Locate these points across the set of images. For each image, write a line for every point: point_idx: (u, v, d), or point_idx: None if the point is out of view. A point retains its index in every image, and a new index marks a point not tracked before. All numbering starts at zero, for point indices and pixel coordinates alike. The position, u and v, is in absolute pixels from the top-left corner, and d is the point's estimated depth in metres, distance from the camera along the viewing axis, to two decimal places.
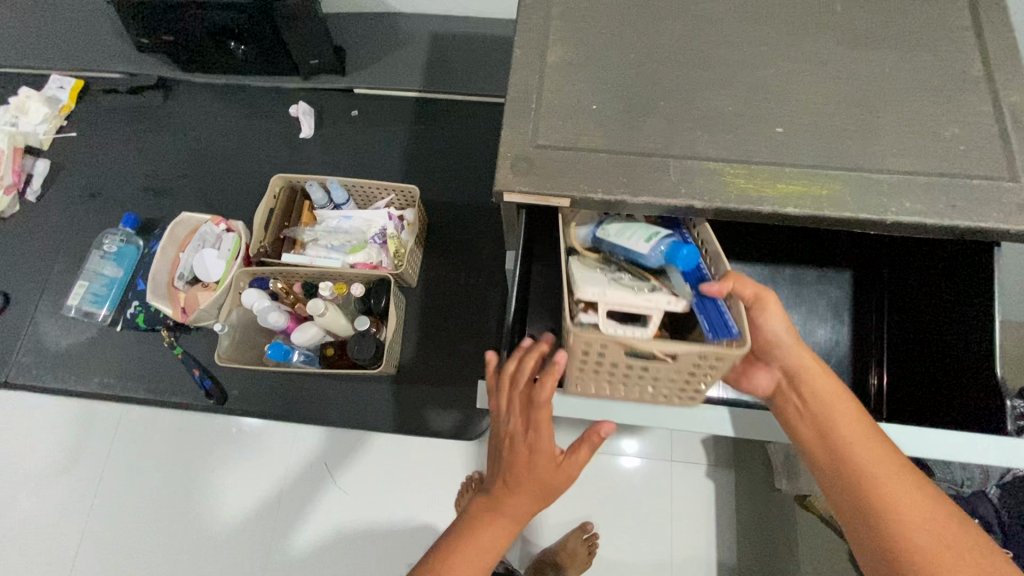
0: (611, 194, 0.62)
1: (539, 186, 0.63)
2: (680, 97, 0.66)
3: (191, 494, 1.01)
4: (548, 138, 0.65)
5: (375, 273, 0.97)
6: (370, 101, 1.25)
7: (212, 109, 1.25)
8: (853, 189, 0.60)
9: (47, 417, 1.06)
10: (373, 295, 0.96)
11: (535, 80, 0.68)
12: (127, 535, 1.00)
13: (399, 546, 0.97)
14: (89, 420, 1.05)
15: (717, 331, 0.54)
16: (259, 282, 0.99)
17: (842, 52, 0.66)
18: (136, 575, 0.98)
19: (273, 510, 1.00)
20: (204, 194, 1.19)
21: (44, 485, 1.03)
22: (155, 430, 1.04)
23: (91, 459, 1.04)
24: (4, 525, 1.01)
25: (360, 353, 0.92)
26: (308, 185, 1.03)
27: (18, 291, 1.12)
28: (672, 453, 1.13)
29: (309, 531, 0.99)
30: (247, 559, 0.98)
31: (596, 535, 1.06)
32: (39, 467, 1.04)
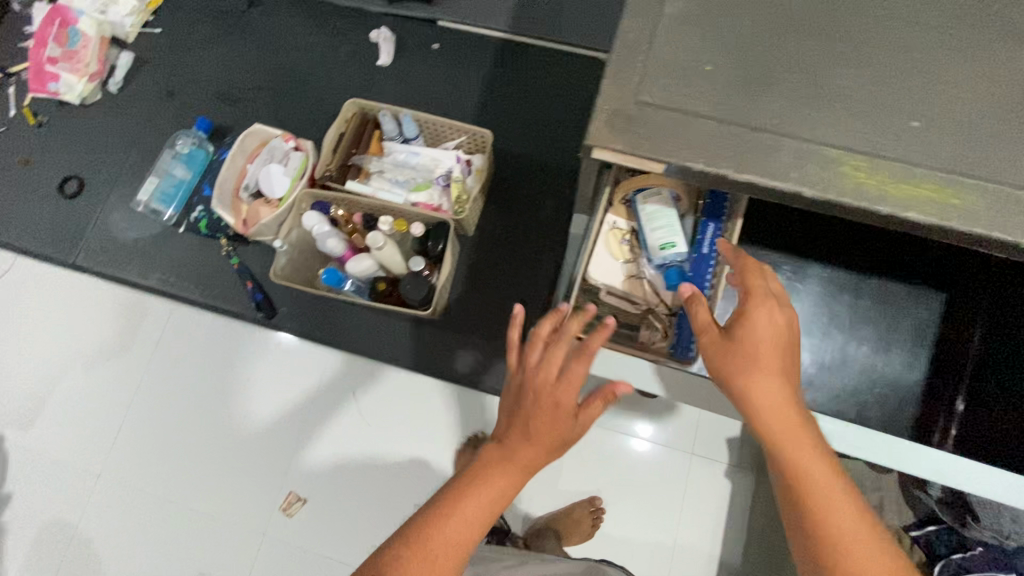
0: (713, 166, 0.58)
1: (635, 146, 0.59)
2: (810, 71, 0.59)
3: (217, 397, 1.05)
4: (652, 95, 0.60)
5: (436, 215, 0.95)
6: (452, 35, 1.19)
7: (294, 22, 1.22)
8: (987, 201, 0.53)
9: (96, 303, 1.10)
10: (432, 237, 0.94)
11: (648, 29, 0.62)
12: (156, 424, 1.05)
13: (402, 484, 0.99)
14: (135, 311, 1.09)
15: (679, 349, 0.71)
16: (318, 205, 0.97)
17: (1012, 45, 0.57)
18: (160, 462, 1.03)
19: (291, 427, 1.03)
20: (275, 108, 1.18)
21: (89, 364, 1.08)
22: (191, 332, 1.08)
23: (132, 349, 1.08)
24: (50, 393, 1.08)
25: (413, 294, 0.91)
26: (382, 115, 1.00)
27: (94, 178, 1.16)
28: (694, 445, 1.09)
29: (319, 453, 1.01)
30: (259, 467, 1.01)
31: (602, 510, 1.06)
32: (86, 347, 1.09)
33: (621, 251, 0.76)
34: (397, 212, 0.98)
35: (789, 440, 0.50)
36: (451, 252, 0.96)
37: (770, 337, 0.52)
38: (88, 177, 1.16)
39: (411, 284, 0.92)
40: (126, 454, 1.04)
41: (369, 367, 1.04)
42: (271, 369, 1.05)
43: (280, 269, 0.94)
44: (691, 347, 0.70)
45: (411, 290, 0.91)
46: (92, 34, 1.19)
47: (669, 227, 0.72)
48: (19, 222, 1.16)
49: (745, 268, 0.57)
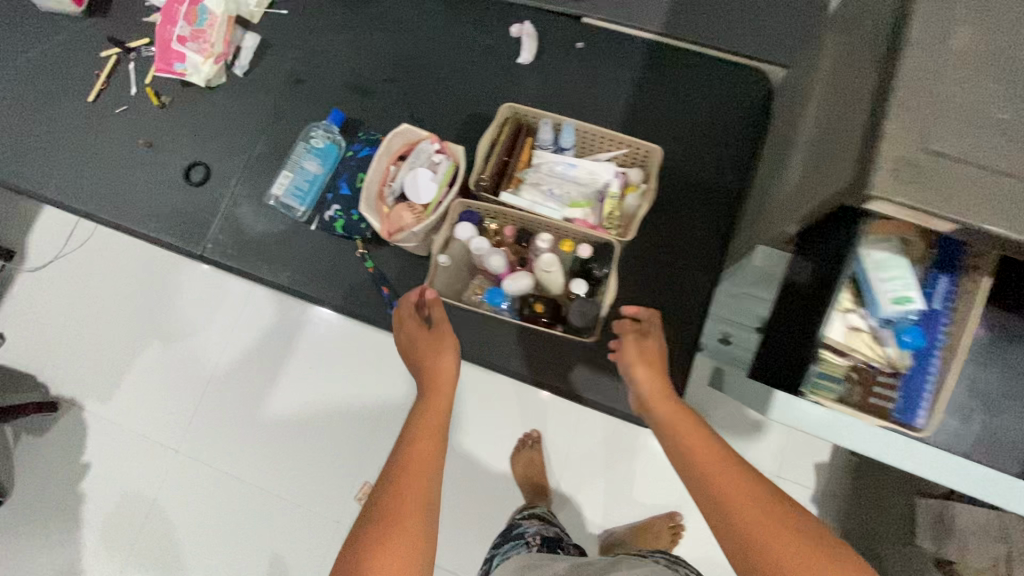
0: (1013, 232, 0.52)
1: (924, 202, 0.53)
2: None
3: (219, 354, 1.18)
4: (944, 144, 0.53)
5: (601, 235, 0.90)
6: (598, 33, 1.12)
7: (429, 11, 1.16)
8: None
9: (188, 285, 1.20)
10: (597, 261, 0.90)
11: (934, 64, 0.55)
12: (211, 399, 1.17)
13: (369, 427, 1.13)
14: (213, 297, 1.20)
15: (908, 413, 0.67)
16: (470, 217, 0.93)
17: None
18: (202, 423, 1.17)
19: (270, 379, 1.16)
20: (409, 103, 1.13)
21: (172, 341, 1.20)
22: (197, 292, 1.20)
23: (191, 325, 1.20)
24: (146, 369, 1.20)
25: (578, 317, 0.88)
26: (541, 126, 0.95)
27: (219, 164, 1.13)
28: (781, 469, 1.08)
29: (289, 400, 1.15)
30: (250, 413, 1.16)
31: (682, 526, 1.04)
32: (173, 326, 1.21)
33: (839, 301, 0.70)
34: (554, 229, 0.94)
35: (677, 447, 0.65)
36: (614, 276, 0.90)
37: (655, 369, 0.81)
38: (214, 164, 1.13)
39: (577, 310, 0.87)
40: (208, 428, 1.16)
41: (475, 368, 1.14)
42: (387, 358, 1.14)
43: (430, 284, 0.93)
44: (923, 412, 0.66)
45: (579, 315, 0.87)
46: (220, 14, 1.13)
47: (903, 282, 0.66)
48: (143, 206, 1.14)
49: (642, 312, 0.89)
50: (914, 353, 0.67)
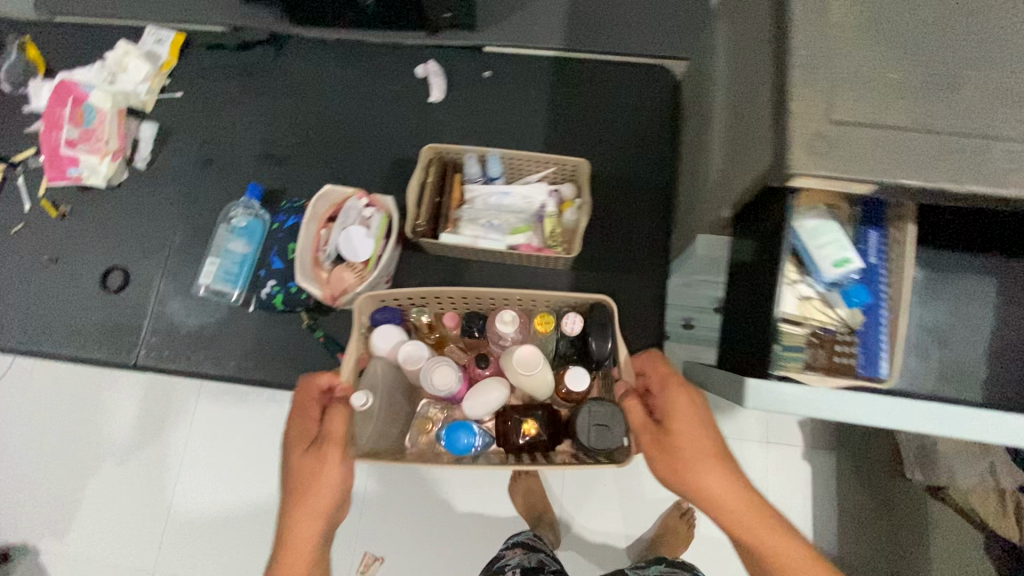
0: (930, 180, 0.55)
1: (844, 169, 0.55)
2: (1003, 62, 0.58)
3: (154, 445, 1.10)
4: (846, 113, 0.56)
5: (590, 299, 0.81)
6: (501, 59, 1.13)
7: (330, 67, 1.15)
8: None
9: (127, 393, 1.12)
10: (593, 335, 0.79)
11: (823, 39, 0.59)
12: (172, 509, 1.07)
13: None
14: (155, 401, 1.11)
15: (868, 368, 0.68)
16: (387, 312, 0.82)
17: None
18: (163, 532, 1.07)
19: (208, 455, 1.08)
20: (328, 163, 1.10)
21: (117, 456, 1.10)
22: (121, 389, 1.12)
23: (135, 435, 1.10)
24: (95, 491, 1.09)
25: (599, 437, 0.69)
26: (467, 160, 0.94)
27: (138, 264, 1.06)
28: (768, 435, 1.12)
29: (232, 477, 1.07)
30: (198, 499, 1.07)
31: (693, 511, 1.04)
32: (116, 441, 1.10)
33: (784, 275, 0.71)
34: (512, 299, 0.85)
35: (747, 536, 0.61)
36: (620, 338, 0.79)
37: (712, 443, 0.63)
38: (134, 266, 1.06)
39: (590, 428, 0.70)
40: (175, 541, 1.06)
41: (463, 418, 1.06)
42: None
43: (355, 442, 0.72)
44: (881, 364, 0.68)
45: (595, 437, 0.69)
46: (109, 108, 1.07)
47: (837, 243, 0.67)
48: (63, 328, 1.04)
49: (654, 367, 0.70)
50: (862, 309, 0.69)
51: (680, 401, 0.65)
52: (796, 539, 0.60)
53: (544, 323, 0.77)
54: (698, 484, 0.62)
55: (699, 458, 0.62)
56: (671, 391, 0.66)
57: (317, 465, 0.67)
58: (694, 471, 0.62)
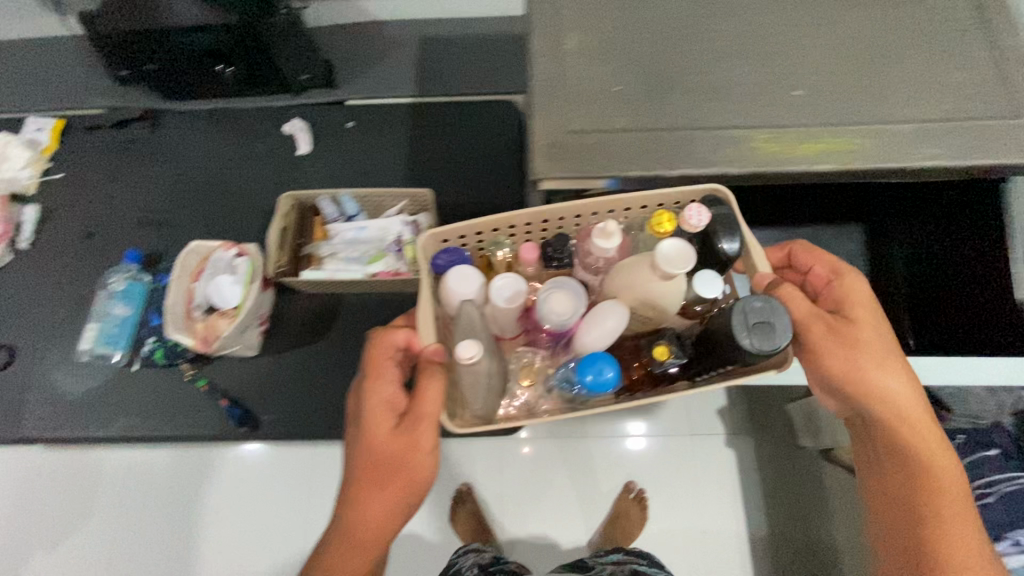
0: (649, 170, 0.65)
1: (578, 170, 0.65)
2: (703, 67, 0.70)
3: None
4: (578, 123, 0.67)
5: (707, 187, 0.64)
6: (362, 110, 1.24)
7: (205, 135, 1.24)
8: (872, 144, 0.64)
9: None
10: (720, 229, 0.63)
11: (557, 64, 0.70)
12: None
13: None
14: None
15: None
16: (452, 254, 0.67)
17: (847, 13, 0.72)
18: None
19: None
20: (207, 222, 1.17)
21: None
22: None
23: None
24: None
25: (760, 339, 0.58)
26: (321, 202, 1.03)
27: (23, 340, 1.09)
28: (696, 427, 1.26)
29: None
30: None
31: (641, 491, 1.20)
32: None
33: None
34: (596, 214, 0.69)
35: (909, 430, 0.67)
36: (748, 236, 0.66)
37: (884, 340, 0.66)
38: (17, 343, 1.09)
39: (749, 327, 0.58)
40: None
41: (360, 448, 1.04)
42: None
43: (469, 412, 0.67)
44: None
45: (761, 340, 0.58)
46: None
47: None
48: None
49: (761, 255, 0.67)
50: None
51: (863, 301, 0.67)
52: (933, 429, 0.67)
53: (665, 221, 0.63)
54: (880, 386, 0.65)
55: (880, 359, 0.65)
56: (845, 283, 0.68)
57: (404, 447, 0.64)
58: (872, 373, 0.65)
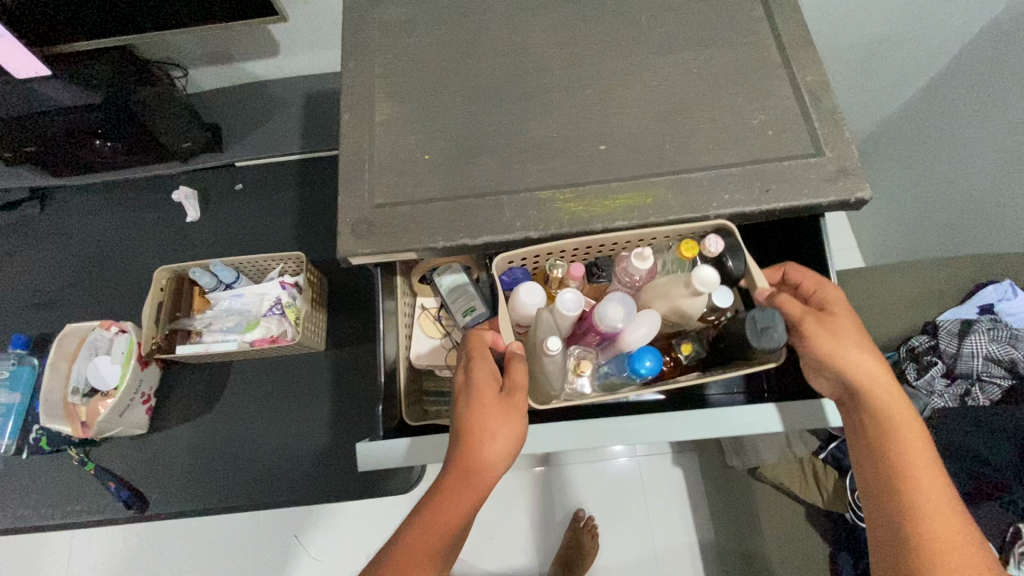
0: (453, 240, 0.64)
1: (382, 247, 0.64)
2: (511, 127, 0.70)
3: None
4: (386, 196, 0.67)
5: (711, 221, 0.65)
6: (252, 172, 1.27)
7: (95, 210, 1.24)
8: (674, 193, 0.64)
9: None
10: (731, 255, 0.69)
11: (366, 137, 0.70)
12: None
13: None
14: None
15: None
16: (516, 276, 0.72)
17: (652, 61, 0.72)
18: None
19: None
20: (96, 299, 1.17)
21: None
22: None
23: None
24: None
25: (769, 343, 0.62)
26: (193, 271, 1.00)
27: None
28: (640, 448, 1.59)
29: None
30: None
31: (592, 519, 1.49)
32: None
33: (437, 325, 0.82)
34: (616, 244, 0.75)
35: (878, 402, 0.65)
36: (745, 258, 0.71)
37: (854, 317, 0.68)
38: None
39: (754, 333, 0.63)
40: None
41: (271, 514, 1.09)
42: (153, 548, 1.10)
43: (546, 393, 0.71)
44: None
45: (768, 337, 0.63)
46: None
47: (465, 295, 0.79)
48: None
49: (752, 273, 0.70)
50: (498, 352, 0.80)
51: (837, 301, 0.69)
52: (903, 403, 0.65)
53: (689, 248, 0.69)
54: (858, 364, 0.65)
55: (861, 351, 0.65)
56: (827, 290, 0.70)
57: (505, 412, 0.63)
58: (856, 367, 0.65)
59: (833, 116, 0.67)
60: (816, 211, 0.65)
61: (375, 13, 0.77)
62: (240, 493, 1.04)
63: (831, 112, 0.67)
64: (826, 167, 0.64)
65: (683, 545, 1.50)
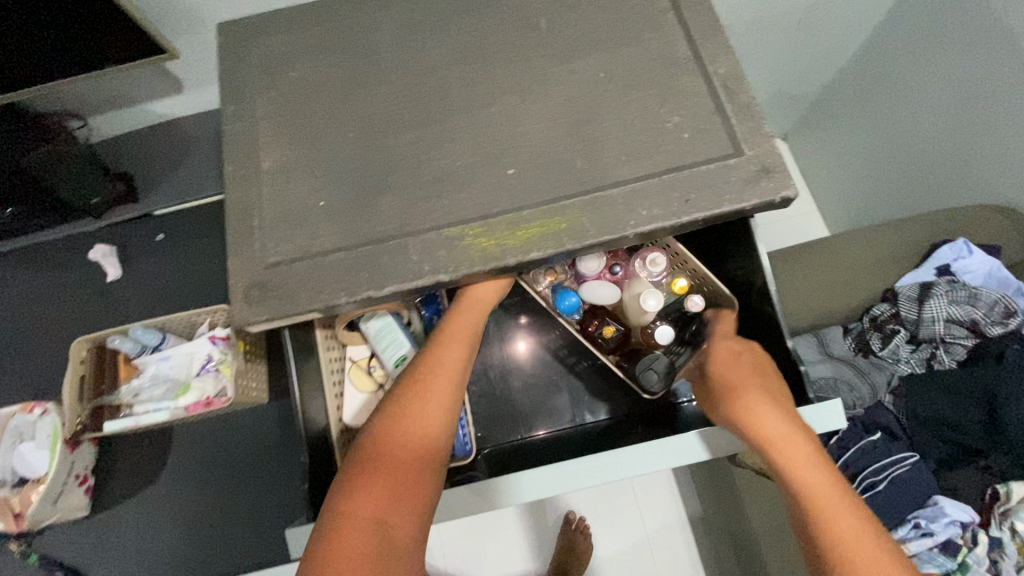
0: (357, 295, 0.59)
1: (279, 311, 0.59)
2: (412, 159, 0.64)
3: None
4: (279, 253, 0.61)
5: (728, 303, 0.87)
6: (174, 219, 1.23)
7: (10, 280, 1.20)
8: (589, 214, 0.60)
9: None
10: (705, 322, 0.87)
11: (254, 190, 0.64)
12: None
13: None
14: None
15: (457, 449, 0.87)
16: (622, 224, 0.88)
17: (555, 68, 0.67)
18: None
19: None
20: (27, 375, 1.15)
21: None
22: None
23: None
24: None
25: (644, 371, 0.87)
26: (110, 340, 0.94)
27: None
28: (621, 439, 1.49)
29: None
30: None
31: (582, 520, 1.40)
32: None
33: (370, 376, 0.78)
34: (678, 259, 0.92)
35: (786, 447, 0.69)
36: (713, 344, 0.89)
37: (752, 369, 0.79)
38: None
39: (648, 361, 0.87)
40: None
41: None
42: None
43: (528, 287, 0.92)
44: (467, 444, 0.87)
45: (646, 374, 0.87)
46: None
47: (394, 343, 0.75)
48: None
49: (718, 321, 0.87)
50: None
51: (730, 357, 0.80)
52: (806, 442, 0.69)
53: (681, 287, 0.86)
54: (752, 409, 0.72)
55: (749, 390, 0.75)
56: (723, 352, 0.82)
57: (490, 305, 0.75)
58: (750, 407, 0.73)
59: (750, 110, 0.63)
60: (743, 214, 0.61)
61: (252, 48, 0.71)
62: (197, 561, 1.05)
63: (747, 106, 0.63)
64: (748, 167, 0.60)
65: (677, 526, 1.45)
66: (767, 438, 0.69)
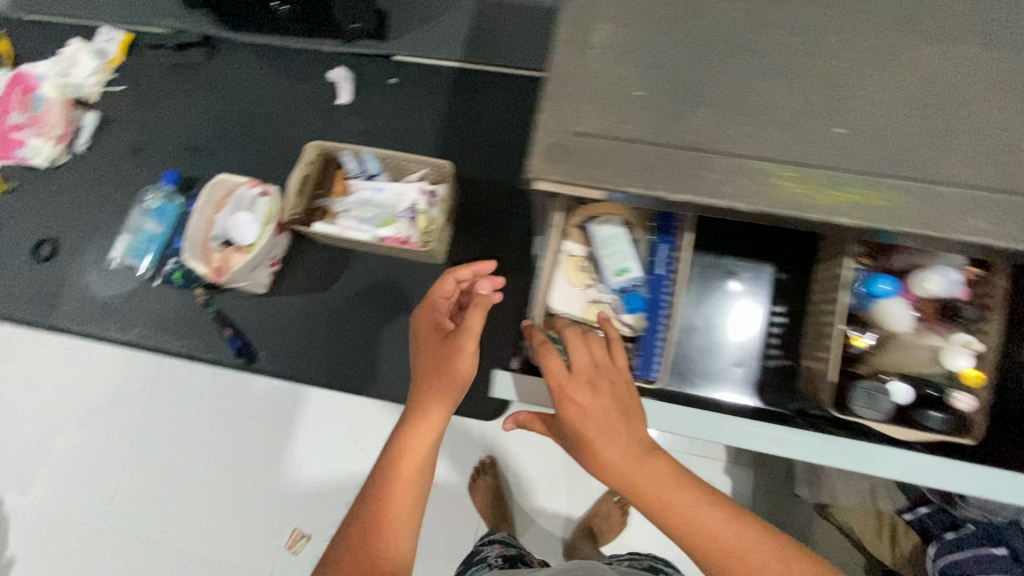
0: (649, 191, 0.60)
1: (573, 177, 0.61)
2: (740, 81, 0.62)
3: (89, 392, 1.37)
4: (584, 125, 0.63)
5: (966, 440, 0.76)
6: (408, 69, 1.31)
7: (252, 67, 1.40)
8: (909, 202, 0.57)
9: (64, 350, 1.39)
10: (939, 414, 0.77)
11: (574, 60, 0.65)
12: (104, 446, 1.35)
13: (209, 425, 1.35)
14: (96, 356, 1.38)
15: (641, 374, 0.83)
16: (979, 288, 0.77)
17: (920, 44, 0.62)
18: (91, 458, 1.35)
19: (121, 397, 1.37)
20: (241, 153, 1.37)
21: (63, 402, 1.38)
22: (73, 346, 1.39)
23: (73, 376, 1.38)
24: (46, 423, 1.38)
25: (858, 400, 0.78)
26: (343, 155, 1.05)
27: (96, 243, 1.42)
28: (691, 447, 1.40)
29: (138, 417, 1.36)
30: (114, 433, 1.35)
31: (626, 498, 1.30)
32: (63, 388, 1.38)
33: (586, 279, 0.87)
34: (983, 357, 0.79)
35: (607, 447, 0.68)
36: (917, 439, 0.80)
37: (571, 375, 0.71)
38: (64, 238, 1.43)
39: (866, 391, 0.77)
40: (103, 470, 1.34)
41: (344, 393, 1.31)
42: (245, 385, 1.34)
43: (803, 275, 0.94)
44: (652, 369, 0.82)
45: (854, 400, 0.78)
46: (55, 99, 1.40)
47: (618, 250, 0.83)
48: (63, 286, 1.41)
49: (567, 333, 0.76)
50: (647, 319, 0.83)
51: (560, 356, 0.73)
52: (623, 436, 0.68)
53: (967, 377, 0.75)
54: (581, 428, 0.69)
55: (607, 438, 0.68)
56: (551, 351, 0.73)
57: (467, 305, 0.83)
58: (589, 433, 0.69)
59: None
60: None
61: None
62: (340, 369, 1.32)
63: None
64: None
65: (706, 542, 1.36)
66: (593, 445, 0.69)
